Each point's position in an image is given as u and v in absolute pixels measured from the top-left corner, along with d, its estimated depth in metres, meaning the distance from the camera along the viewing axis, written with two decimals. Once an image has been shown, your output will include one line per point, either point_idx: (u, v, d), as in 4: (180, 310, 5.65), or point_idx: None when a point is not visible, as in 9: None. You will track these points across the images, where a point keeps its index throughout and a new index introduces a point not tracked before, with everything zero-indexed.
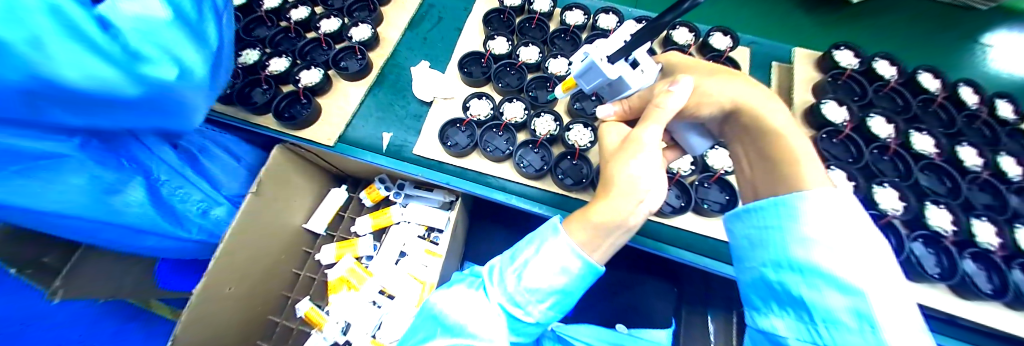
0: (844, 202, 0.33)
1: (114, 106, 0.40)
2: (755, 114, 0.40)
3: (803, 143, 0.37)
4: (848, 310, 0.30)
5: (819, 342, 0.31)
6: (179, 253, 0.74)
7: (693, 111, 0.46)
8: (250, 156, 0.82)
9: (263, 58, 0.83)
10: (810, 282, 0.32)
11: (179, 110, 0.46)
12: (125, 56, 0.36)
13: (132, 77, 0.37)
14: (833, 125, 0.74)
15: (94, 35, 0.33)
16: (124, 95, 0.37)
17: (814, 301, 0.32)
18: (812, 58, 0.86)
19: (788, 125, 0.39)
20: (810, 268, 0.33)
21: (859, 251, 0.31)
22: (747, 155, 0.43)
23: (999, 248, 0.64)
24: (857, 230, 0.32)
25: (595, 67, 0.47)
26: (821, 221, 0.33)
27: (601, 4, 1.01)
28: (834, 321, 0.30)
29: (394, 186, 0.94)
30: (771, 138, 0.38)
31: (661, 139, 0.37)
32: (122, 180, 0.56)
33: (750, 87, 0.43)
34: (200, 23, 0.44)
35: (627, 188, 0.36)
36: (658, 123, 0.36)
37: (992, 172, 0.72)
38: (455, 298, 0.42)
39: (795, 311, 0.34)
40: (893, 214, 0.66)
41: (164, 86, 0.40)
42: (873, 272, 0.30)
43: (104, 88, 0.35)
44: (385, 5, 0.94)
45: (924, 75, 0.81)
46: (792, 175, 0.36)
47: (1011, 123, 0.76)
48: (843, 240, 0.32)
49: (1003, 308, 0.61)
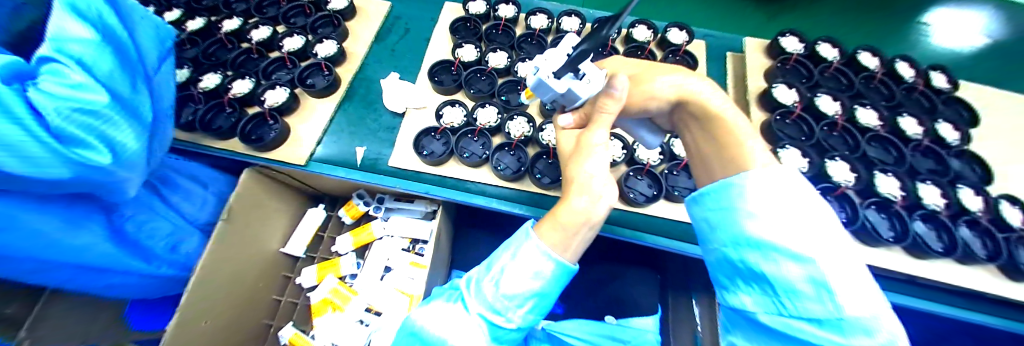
0: (783, 176, 0.35)
1: (47, 185, 0.39)
2: (700, 102, 0.42)
3: (747, 128, 0.39)
4: (804, 278, 0.31)
5: (786, 313, 0.33)
6: (143, 291, 0.69)
7: (643, 106, 0.46)
8: (215, 183, 0.78)
9: (225, 81, 0.81)
10: (767, 256, 0.34)
11: (121, 187, 0.46)
12: (55, 135, 0.36)
13: (64, 159, 0.36)
14: (785, 106, 0.77)
15: (24, 117, 0.34)
16: (55, 177, 0.37)
17: (775, 274, 0.33)
18: (762, 46, 0.91)
19: (732, 112, 0.40)
20: (764, 243, 0.34)
21: (802, 219, 0.33)
22: (696, 141, 0.45)
23: (944, 208, 0.69)
24: (799, 200, 0.34)
25: (545, 84, 0.42)
26: (765, 198, 0.35)
27: (564, 7, 1.04)
28: (794, 290, 0.32)
29: (373, 201, 0.92)
30: (714, 120, 0.40)
31: (609, 140, 0.40)
32: (80, 221, 0.51)
33: (693, 77, 0.45)
34: (138, 100, 0.46)
35: (583, 186, 0.38)
36: (603, 127, 0.40)
37: (932, 139, 0.77)
38: (433, 314, 0.43)
39: (760, 286, 0.35)
40: (846, 185, 0.70)
41: (98, 167, 0.39)
42: (817, 238, 0.32)
43: (33, 169, 0.35)
44: (350, 20, 0.95)
45: (863, 54, 0.87)
46: (739, 156, 0.38)
47: (946, 91, 0.83)
48: (787, 212, 0.34)
49: (953, 263, 0.65)
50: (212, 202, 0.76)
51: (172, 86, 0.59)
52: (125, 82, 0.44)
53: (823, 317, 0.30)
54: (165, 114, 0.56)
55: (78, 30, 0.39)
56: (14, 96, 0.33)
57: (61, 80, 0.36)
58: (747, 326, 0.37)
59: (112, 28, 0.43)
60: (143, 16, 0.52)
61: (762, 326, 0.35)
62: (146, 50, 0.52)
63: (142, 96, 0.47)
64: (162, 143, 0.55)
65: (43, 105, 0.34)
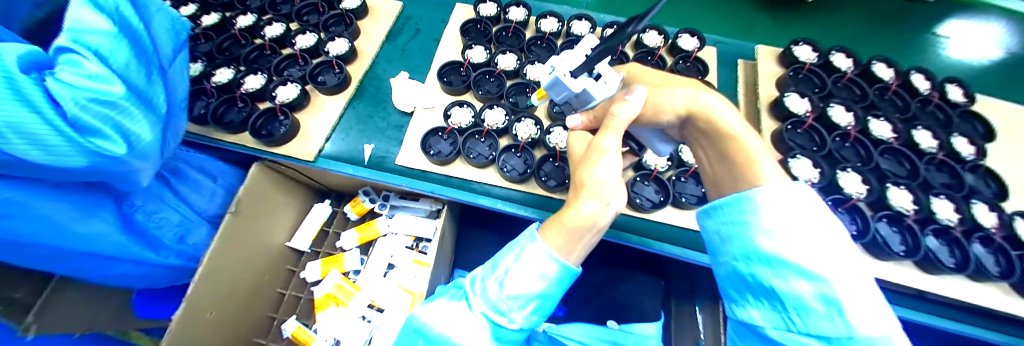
0: (799, 194, 0.35)
1: (63, 174, 0.40)
2: (709, 118, 0.41)
3: (758, 145, 0.39)
4: (815, 296, 0.31)
5: (794, 329, 0.32)
6: (150, 281, 0.70)
7: (654, 118, 0.47)
8: (224, 176, 0.79)
9: (238, 76, 0.82)
10: (778, 272, 0.33)
11: (135, 176, 0.47)
12: (72, 125, 0.36)
13: (79, 148, 0.37)
14: (796, 116, 0.77)
15: (41, 104, 0.34)
16: (72, 165, 0.38)
17: (785, 290, 0.33)
18: (774, 54, 0.90)
19: (739, 125, 0.40)
20: (776, 259, 0.33)
21: (814, 236, 0.33)
22: (707, 156, 0.45)
23: (958, 223, 0.68)
24: (813, 217, 0.34)
25: (560, 82, 0.44)
26: (779, 214, 0.34)
27: (574, 11, 1.04)
28: (804, 308, 0.32)
29: (379, 198, 0.93)
30: (726, 139, 0.40)
31: (621, 145, 0.39)
32: (92, 209, 0.51)
33: (701, 90, 0.44)
34: (153, 91, 0.47)
35: (595, 191, 0.37)
36: (616, 133, 0.39)
37: (947, 153, 0.76)
38: (438, 311, 0.43)
39: (769, 301, 0.35)
40: (858, 197, 0.69)
41: (114, 157, 0.40)
42: (827, 255, 0.31)
43: (50, 158, 0.36)
44: (362, 19, 0.96)
45: (878, 65, 0.86)
46: (749, 172, 0.38)
47: (961, 105, 0.82)
48: (801, 229, 0.33)
49: (966, 280, 0.64)
50: (220, 195, 0.76)
51: (185, 77, 0.60)
52: (140, 73, 0.44)
53: (834, 336, 0.29)
54: (179, 107, 0.57)
55: (96, 21, 0.39)
56: (34, 86, 0.34)
57: (78, 71, 0.36)
58: (753, 341, 0.37)
59: (129, 20, 0.44)
60: (159, 9, 0.53)
61: (768, 342, 0.35)
62: (161, 42, 0.53)
63: (157, 88, 0.48)
64: (174, 135, 0.55)
65: (61, 94, 0.35)
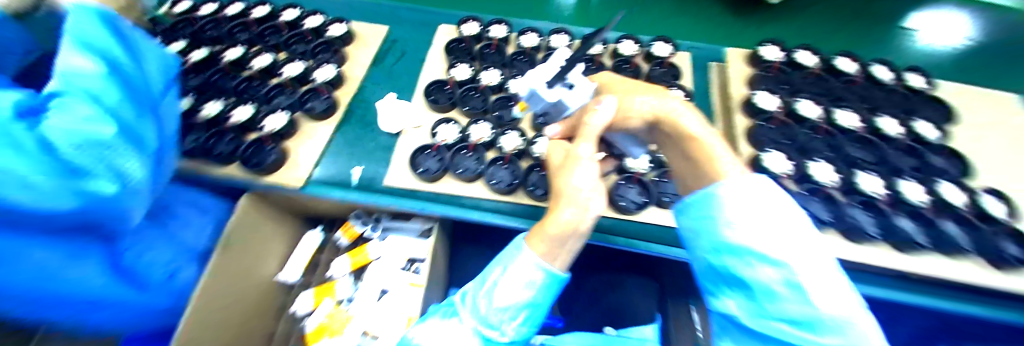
0: (758, 188, 0.37)
1: (54, 216, 0.40)
2: (672, 122, 0.43)
3: (721, 147, 0.41)
4: (779, 281, 0.33)
5: (766, 315, 0.34)
6: (139, 322, 0.68)
7: (623, 125, 0.47)
8: (213, 208, 0.79)
9: (227, 108, 0.83)
10: (745, 261, 0.35)
11: (129, 213, 0.47)
12: (65, 167, 0.37)
13: (73, 188, 0.38)
14: (766, 112, 0.80)
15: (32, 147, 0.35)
16: (64, 205, 0.39)
17: (751, 277, 0.35)
18: (745, 56, 0.94)
19: (700, 126, 0.42)
20: (743, 249, 0.35)
21: (775, 224, 0.35)
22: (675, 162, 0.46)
23: (931, 204, 0.69)
24: (774, 207, 0.36)
25: (538, 95, 0.46)
26: (744, 207, 0.36)
27: (552, 25, 1.08)
28: (771, 292, 0.34)
29: (371, 220, 0.95)
30: (687, 141, 0.42)
31: (594, 152, 0.41)
32: (79, 252, 0.51)
33: (667, 97, 0.46)
34: (143, 128, 0.47)
35: (571, 198, 0.39)
36: (589, 140, 0.41)
37: (914, 138, 0.79)
38: (433, 332, 0.43)
39: (740, 289, 0.37)
40: (830, 185, 0.72)
41: (105, 196, 0.41)
42: (790, 242, 0.34)
43: (41, 200, 0.37)
44: (348, 44, 0.99)
45: (842, 59, 0.91)
46: (711, 171, 0.39)
47: (923, 91, 0.86)
48: (764, 219, 0.35)
49: (945, 259, 0.66)
50: (210, 227, 0.76)
51: (175, 112, 0.61)
52: (131, 112, 0.45)
53: (801, 317, 0.32)
54: (169, 142, 0.58)
55: (87, 64, 0.41)
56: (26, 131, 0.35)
57: (70, 113, 0.37)
58: (735, 331, 0.38)
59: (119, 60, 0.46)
60: (147, 48, 0.55)
61: (749, 330, 0.37)
62: (150, 79, 0.54)
63: (148, 125, 0.49)
64: (164, 171, 0.56)
65: (55, 138, 0.36)
